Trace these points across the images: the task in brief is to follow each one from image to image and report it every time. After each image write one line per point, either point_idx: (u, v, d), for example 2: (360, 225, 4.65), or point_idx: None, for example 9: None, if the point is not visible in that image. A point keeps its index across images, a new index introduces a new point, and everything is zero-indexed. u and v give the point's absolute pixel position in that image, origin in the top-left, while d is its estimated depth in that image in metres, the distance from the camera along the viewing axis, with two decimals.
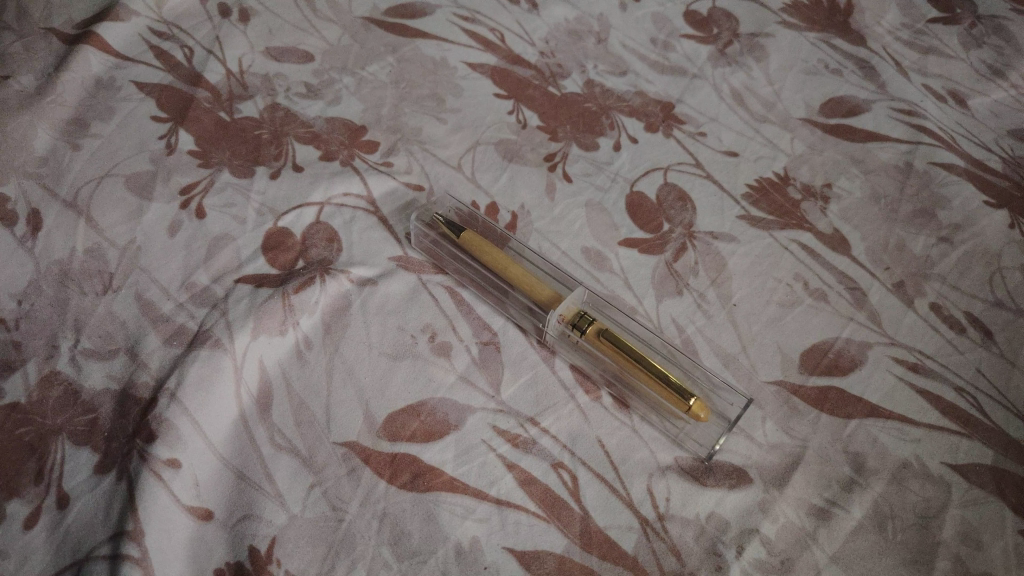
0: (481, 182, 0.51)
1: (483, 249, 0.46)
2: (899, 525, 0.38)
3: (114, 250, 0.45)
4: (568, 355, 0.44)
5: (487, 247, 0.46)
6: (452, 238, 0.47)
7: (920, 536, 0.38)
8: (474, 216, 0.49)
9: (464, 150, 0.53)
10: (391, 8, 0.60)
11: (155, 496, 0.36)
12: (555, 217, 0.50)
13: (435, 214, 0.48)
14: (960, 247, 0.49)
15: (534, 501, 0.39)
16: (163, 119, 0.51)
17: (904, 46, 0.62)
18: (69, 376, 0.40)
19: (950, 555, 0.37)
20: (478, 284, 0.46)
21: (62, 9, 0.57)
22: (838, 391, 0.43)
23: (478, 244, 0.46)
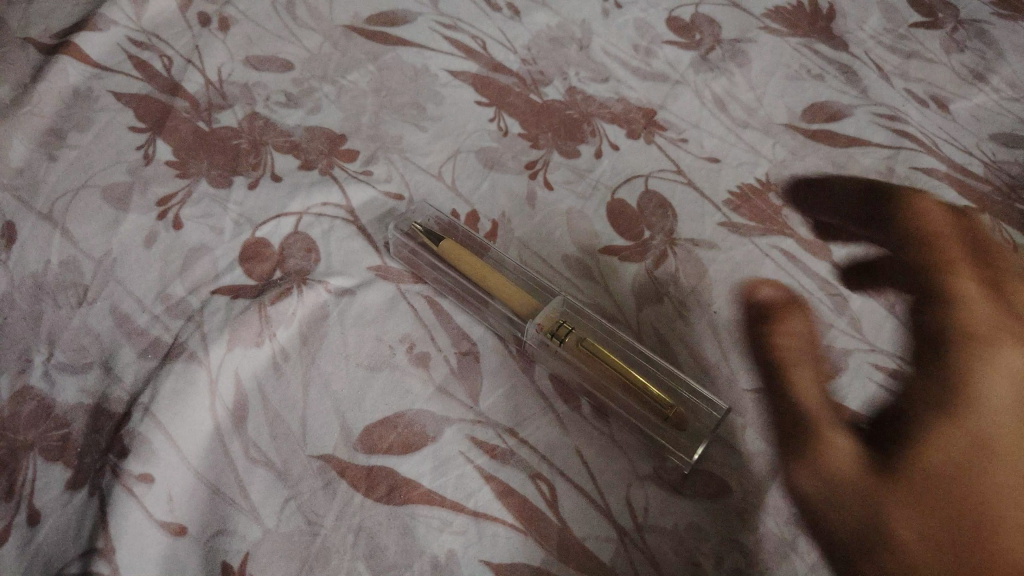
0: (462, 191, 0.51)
1: (462, 257, 0.45)
2: (835, 501, 0.39)
3: (89, 262, 0.44)
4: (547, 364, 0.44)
5: (466, 255, 0.45)
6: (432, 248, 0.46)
7: (864, 510, 0.39)
8: (455, 226, 0.49)
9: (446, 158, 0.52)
10: (371, 17, 0.59)
11: (127, 512, 0.36)
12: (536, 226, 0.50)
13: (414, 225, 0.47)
14: (945, 247, 0.49)
15: (512, 513, 0.38)
16: (140, 129, 0.51)
17: (887, 51, 0.62)
18: (42, 391, 0.40)
19: (892, 530, 0.38)
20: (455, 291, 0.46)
21: (41, 18, 0.56)
22: (766, 363, 0.44)
23: (458, 253, 0.45)
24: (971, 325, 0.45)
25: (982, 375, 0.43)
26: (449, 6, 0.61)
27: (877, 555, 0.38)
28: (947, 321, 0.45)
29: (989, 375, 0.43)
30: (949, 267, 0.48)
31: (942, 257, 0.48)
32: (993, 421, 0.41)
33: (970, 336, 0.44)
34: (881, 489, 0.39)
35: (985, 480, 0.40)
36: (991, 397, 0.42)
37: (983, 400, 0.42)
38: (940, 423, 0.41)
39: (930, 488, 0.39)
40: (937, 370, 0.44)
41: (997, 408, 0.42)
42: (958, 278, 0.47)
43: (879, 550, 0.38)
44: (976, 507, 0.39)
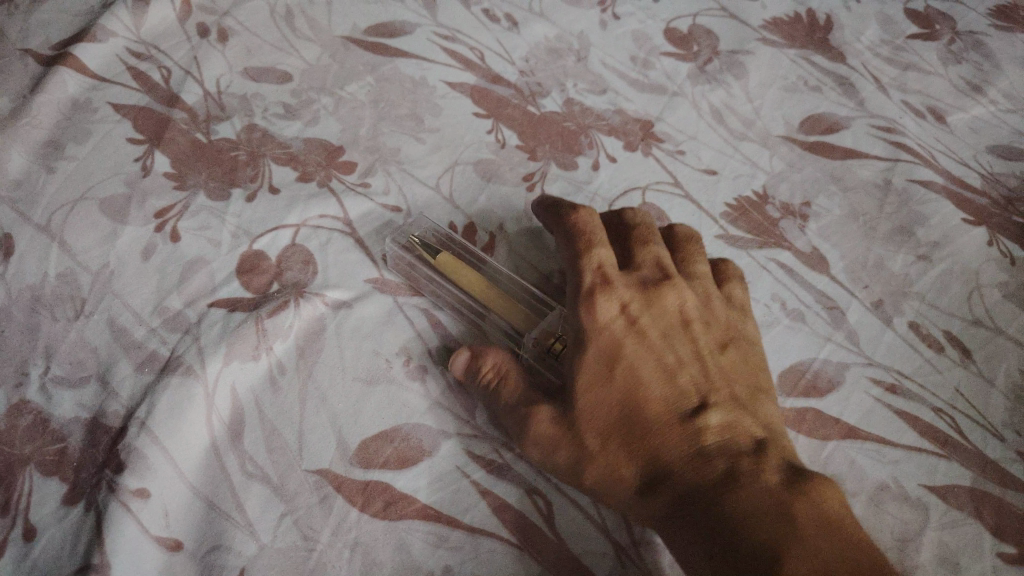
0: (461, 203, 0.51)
1: (459, 272, 0.45)
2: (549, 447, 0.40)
3: (87, 275, 0.44)
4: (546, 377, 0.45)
5: (463, 269, 0.45)
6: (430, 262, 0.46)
7: (611, 412, 0.41)
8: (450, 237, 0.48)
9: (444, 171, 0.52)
10: (370, 28, 0.59)
11: (123, 528, 0.36)
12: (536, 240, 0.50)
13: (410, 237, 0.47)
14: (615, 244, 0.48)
15: (508, 528, 0.40)
16: (139, 141, 0.50)
17: (884, 62, 0.62)
18: (39, 405, 0.40)
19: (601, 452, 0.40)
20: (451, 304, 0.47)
21: (38, 30, 0.55)
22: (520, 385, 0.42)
23: (455, 267, 0.45)
24: (597, 264, 0.45)
25: (600, 307, 0.43)
26: (447, 18, 0.61)
27: (627, 438, 0.40)
28: (589, 268, 0.44)
29: (609, 311, 0.43)
30: (592, 235, 0.46)
31: (588, 220, 0.46)
32: (606, 335, 0.43)
33: (605, 280, 0.44)
34: (588, 416, 0.40)
35: (649, 389, 0.42)
36: (629, 327, 0.43)
37: (653, 330, 0.44)
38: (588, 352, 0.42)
39: (666, 393, 0.42)
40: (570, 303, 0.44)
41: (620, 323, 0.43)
42: (600, 243, 0.46)
43: (637, 437, 0.40)
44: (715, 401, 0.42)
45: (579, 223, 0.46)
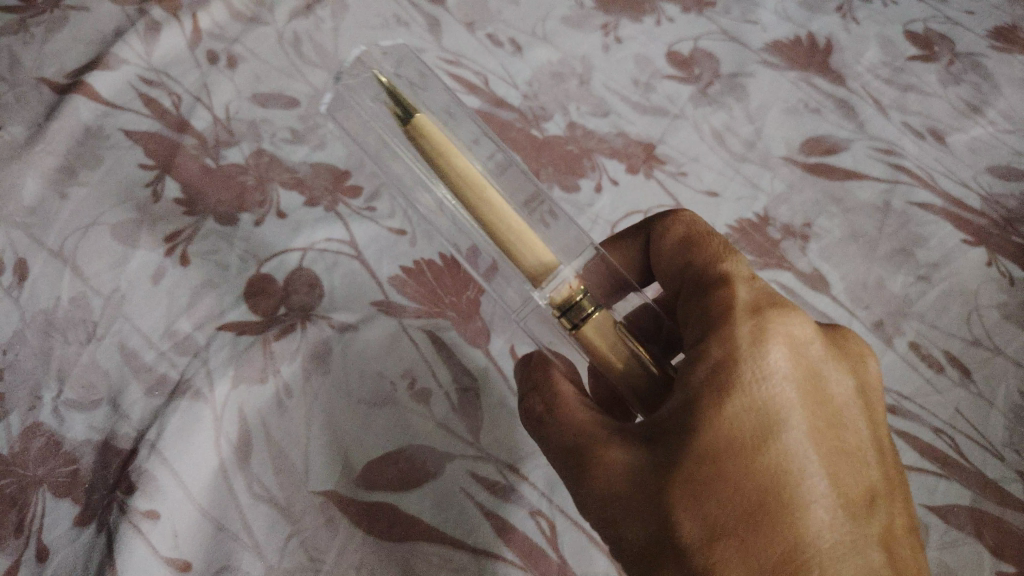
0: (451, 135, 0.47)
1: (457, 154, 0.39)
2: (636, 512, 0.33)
3: (98, 299, 0.45)
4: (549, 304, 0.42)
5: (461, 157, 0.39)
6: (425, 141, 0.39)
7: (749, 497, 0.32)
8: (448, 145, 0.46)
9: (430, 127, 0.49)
10: (376, 53, 0.60)
11: (133, 549, 0.37)
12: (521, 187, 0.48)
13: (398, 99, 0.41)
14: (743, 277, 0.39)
15: (512, 550, 0.41)
16: (150, 166, 0.51)
17: (883, 84, 0.63)
18: (51, 428, 0.41)
19: (710, 547, 0.31)
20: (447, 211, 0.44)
21: (53, 57, 0.56)
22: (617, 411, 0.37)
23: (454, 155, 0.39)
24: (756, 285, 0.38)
25: (752, 361, 0.34)
26: (452, 42, 0.61)
27: (762, 544, 0.31)
28: (746, 289, 0.37)
29: (783, 358, 0.34)
30: (734, 257, 0.40)
31: (720, 247, 0.41)
32: (764, 392, 0.33)
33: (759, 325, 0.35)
34: (715, 495, 0.31)
35: (806, 474, 0.32)
36: (800, 381, 0.34)
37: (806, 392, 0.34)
38: (743, 398, 0.33)
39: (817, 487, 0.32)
40: (702, 315, 0.37)
41: (793, 375, 0.34)
42: (741, 266, 0.39)
43: (781, 541, 0.31)
44: (862, 496, 0.34)
45: (710, 251, 0.41)
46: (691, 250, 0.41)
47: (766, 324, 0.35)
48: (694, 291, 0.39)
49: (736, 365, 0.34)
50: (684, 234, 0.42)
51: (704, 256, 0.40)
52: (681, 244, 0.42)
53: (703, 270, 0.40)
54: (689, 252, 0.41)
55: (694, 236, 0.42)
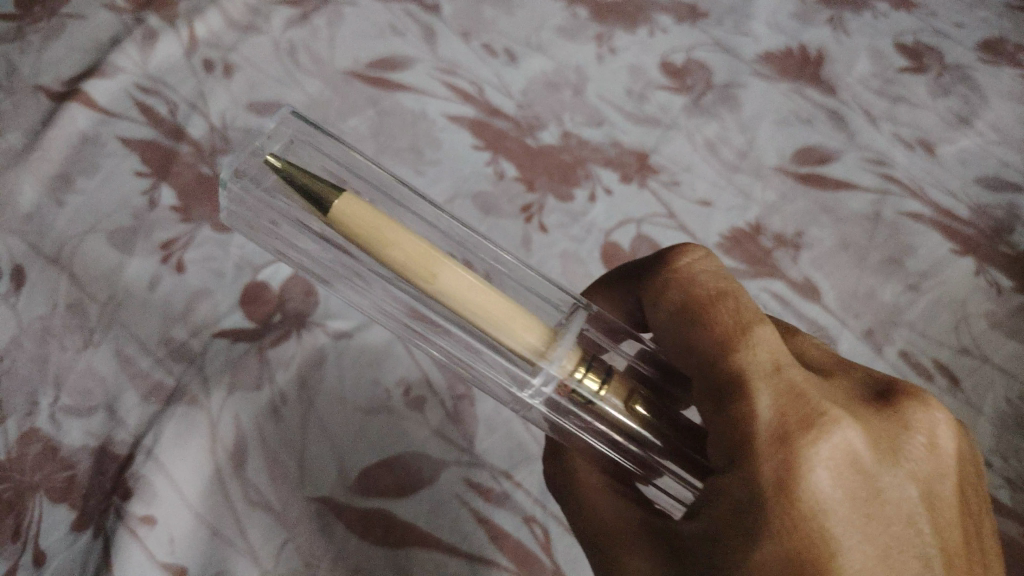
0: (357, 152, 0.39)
1: (388, 228, 0.31)
2: None
3: (95, 305, 0.45)
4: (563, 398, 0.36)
5: (395, 234, 0.31)
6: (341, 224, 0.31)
7: None
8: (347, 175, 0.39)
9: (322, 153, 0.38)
10: (371, 61, 0.60)
11: (130, 554, 0.39)
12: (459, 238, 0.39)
13: (296, 180, 0.31)
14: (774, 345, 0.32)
15: (505, 555, 0.41)
16: (146, 174, 0.51)
17: (873, 95, 0.63)
18: (48, 433, 0.41)
19: None
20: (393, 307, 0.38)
21: (51, 65, 0.56)
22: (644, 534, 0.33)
23: (384, 226, 0.31)
24: (780, 382, 0.31)
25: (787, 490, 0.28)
26: (447, 50, 0.62)
27: None
28: (767, 391, 0.30)
29: (830, 481, 0.29)
30: (749, 334, 0.32)
31: (733, 319, 0.33)
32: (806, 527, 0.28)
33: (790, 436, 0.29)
34: None
35: None
36: (851, 515, 0.29)
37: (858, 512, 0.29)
38: (779, 552, 0.28)
39: None
40: (722, 430, 0.31)
41: (844, 507, 0.29)
42: (761, 349, 0.32)
43: None
44: None
45: (720, 325, 0.33)
46: (693, 325, 0.33)
47: (795, 455, 0.29)
48: (705, 385, 0.32)
49: (768, 512, 0.28)
50: (680, 301, 0.34)
51: (712, 335, 0.32)
52: (677, 313, 0.34)
53: (714, 356, 0.32)
54: (692, 326, 0.33)
55: (692, 304, 0.34)
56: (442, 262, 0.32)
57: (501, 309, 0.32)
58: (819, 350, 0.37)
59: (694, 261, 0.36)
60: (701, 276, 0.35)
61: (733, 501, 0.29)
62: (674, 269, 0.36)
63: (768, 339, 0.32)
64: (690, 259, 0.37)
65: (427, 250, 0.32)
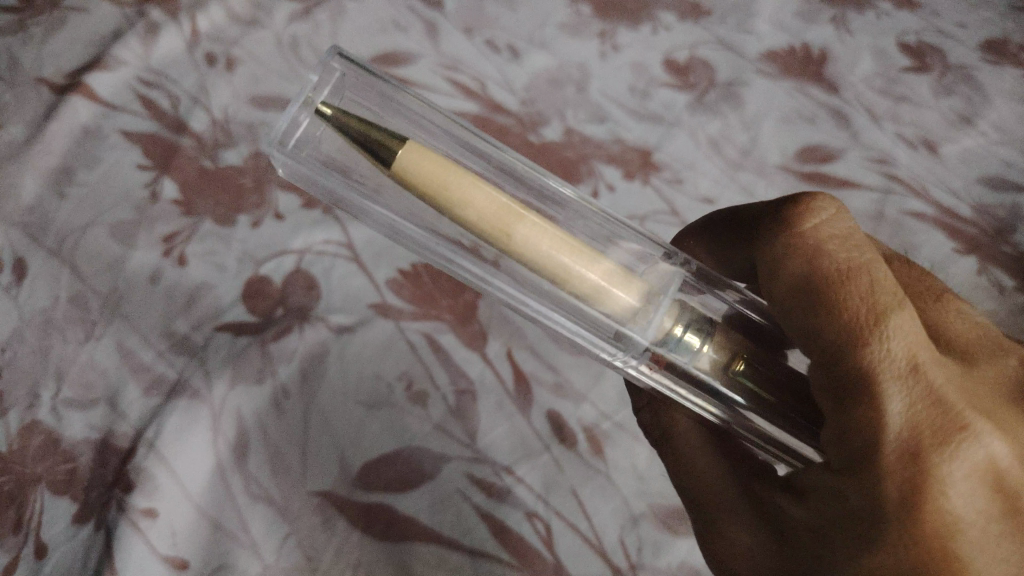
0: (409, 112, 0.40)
1: (452, 177, 0.32)
2: None
3: (97, 298, 0.45)
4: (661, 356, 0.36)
5: (468, 192, 0.32)
6: (406, 173, 0.32)
7: None
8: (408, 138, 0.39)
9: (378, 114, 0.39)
10: (375, 57, 0.60)
11: (131, 546, 0.39)
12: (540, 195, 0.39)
13: (364, 140, 0.32)
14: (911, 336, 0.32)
15: (506, 550, 0.42)
16: (147, 167, 0.51)
17: (876, 94, 0.63)
18: (49, 425, 0.42)
19: None
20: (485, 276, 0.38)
21: (52, 57, 0.55)
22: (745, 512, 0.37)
23: (450, 175, 0.32)
24: (914, 384, 0.31)
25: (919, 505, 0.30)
26: (451, 46, 0.61)
27: None
28: (901, 393, 0.31)
29: (961, 496, 0.30)
30: (884, 325, 0.31)
31: (866, 305, 0.32)
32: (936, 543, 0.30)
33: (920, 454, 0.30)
34: None
35: None
36: (981, 524, 0.30)
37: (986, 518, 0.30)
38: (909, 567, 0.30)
39: None
40: (851, 428, 0.31)
41: (975, 521, 0.30)
42: (897, 343, 0.31)
43: None
44: None
45: (850, 313, 0.32)
46: (815, 309, 0.33)
47: (927, 473, 0.30)
48: (824, 373, 0.32)
49: (887, 522, 0.30)
50: (806, 276, 0.33)
51: (840, 322, 0.32)
52: (800, 291, 0.33)
53: (843, 347, 0.32)
54: (816, 310, 0.32)
55: (818, 283, 0.33)
56: (515, 212, 0.32)
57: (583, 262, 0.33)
58: (958, 319, 0.37)
59: (819, 226, 0.34)
60: (830, 246, 0.34)
61: (852, 503, 0.31)
62: (801, 234, 0.34)
63: (904, 329, 0.32)
64: (826, 218, 0.35)
65: (506, 208, 0.32)
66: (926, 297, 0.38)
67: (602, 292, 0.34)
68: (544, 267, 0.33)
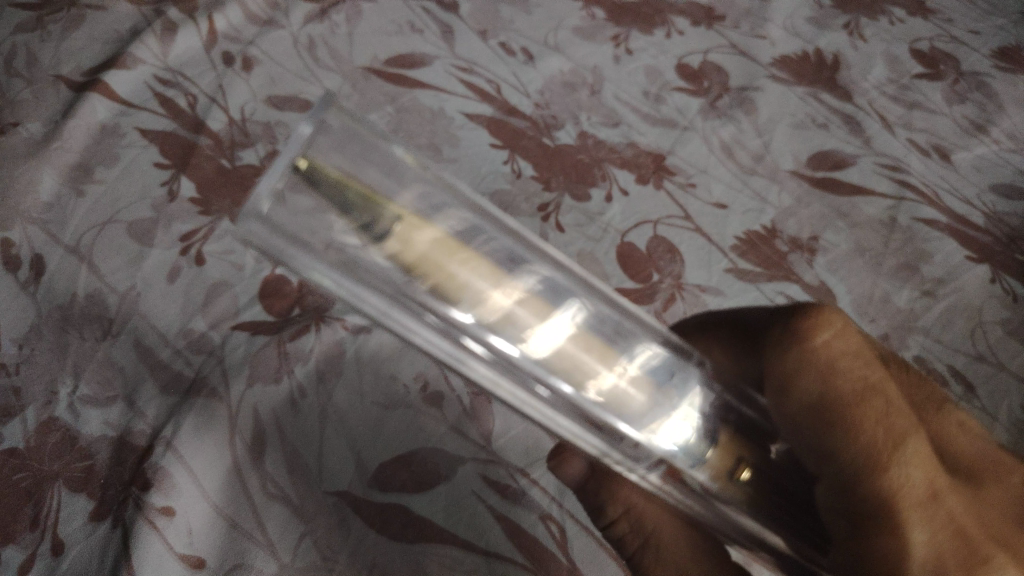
0: (361, 121, 0.30)
1: (444, 262, 0.28)
2: None
3: (115, 296, 0.46)
4: (658, 452, 0.34)
5: (457, 270, 0.28)
6: (391, 248, 0.28)
7: None
8: (376, 174, 0.28)
9: (350, 147, 0.28)
10: (390, 59, 0.60)
11: (149, 544, 0.39)
12: (542, 256, 0.32)
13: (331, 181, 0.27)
14: (918, 446, 0.33)
15: (522, 553, 0.42)
16: (165, 165, 0.51)
17: (889, 101, 0.64)
18: (68, 422, 0.42)
19: None
20: (487, 355, 0.31)
21: (71, 56, 0.56)
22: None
23: (439, 249, 0.28)
24: (931, 512, 0.32)
25: None
26: (465, 50, 0.62)
27: None
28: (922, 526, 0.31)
29: None
30: (901, 448, 0.33)
31: (881, 429, 0.33)
32: None
33: None
34: None
35: None
36: None
37: None
38: None
39: None
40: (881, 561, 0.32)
41: None
42: (914, 468, 0.32)
43: None
44: None
45: (869, 433, 0.33)
46: (830, 427, 0.34)
47: None
48: (842, 496, 0.34)
49: None
50: (818, 395, 0.35)
51: (860, 443, 0.33)
52: (815, 409, 0.35)
53: (862, 462, 0.33)
54: (837, 429, 0.34)
55: (832, 401, 0.34)
56: (493, 276, 0.29)
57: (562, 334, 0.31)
58: (964, 432, 0.36)
59: (833, 339, 0.35)
60: (843, 364, 0.35)
61: None
62: (813, 347, 0.35)
63: (918, 452, 0.33)
64: (832, 335, 0.36)
65: (495, 275, 0.29)
66: (930, 408, 0.36)
67: (587, 370, 0.31)
68: (519, 336, 0.30)
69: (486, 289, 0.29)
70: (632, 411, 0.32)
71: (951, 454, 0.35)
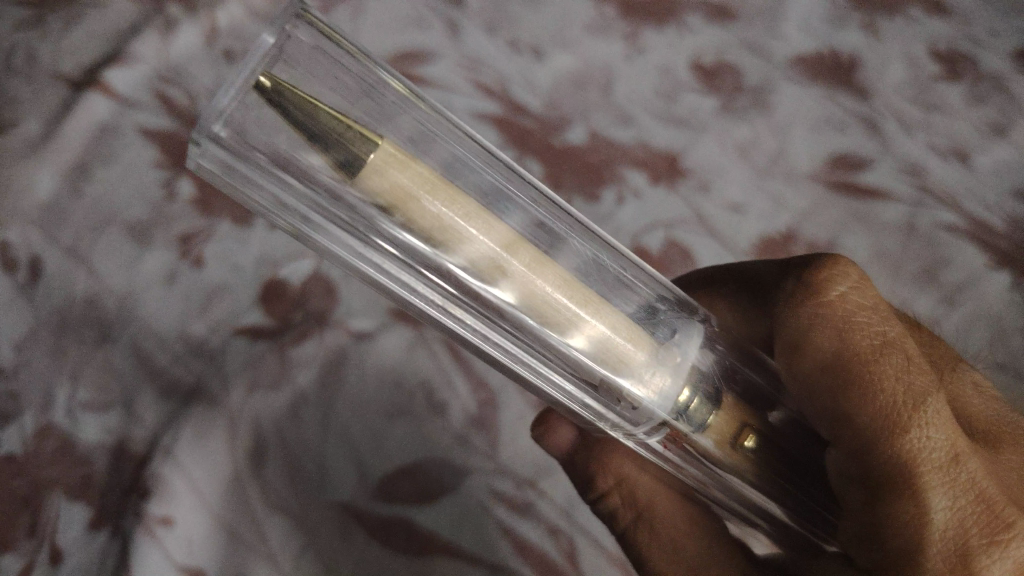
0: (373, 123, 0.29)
1: (424, 196, 0.25)
2: None
3: (112, 299, 0.44)
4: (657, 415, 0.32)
5: (434, 203, 0.26)
6: (370, 185, 0.25)
7: None
8: (400, 138, 0.29)
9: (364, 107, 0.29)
10: (393, 57, 0.59)
11: (148, 554, 0.40)
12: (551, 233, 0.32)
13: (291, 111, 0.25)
14: (935, 407, 0.33)
15: (529, 565, 0.42)
16: (164, 166, 0.49)
17: (908, 103, 0.60)
18: (64, 429, 0.42)
19: None
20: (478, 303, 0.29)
21: (66, 44, 0.51)
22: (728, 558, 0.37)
23: (422, 186, 0.25)
24: (951, 476, 0.31)
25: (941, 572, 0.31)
26: (471, 46, 0.60)
27: None
28: (943, 494, 0.31)
29: None
30: (920, 411, 0.32)
31: (901, 387, 0.33)
32: None
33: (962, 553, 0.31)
34: None
35: None
36: None
37: None
38: None
39: None
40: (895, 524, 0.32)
41: None
42: (935, 429, 0.32)
43: None
44: None
45: (886, 392, 0.33)
46: (847, 389, 0.33)
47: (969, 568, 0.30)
48: (853, 461, 0.33)
49: None
50: (834, 352, 0.34)
51: (876, 404, 0.33)
52: (827, 368, 0.34)
53: (879, 423, 0.32)
54: (852, 390, 0.33)
55: (848, 360, 0.34)
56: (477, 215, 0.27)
57: (548, 278, 0.28)
58: (977, 394, 0.39)
59: (848, 293, 0.35)
60: (858, 318, 0.35)
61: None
62: (830, 300, 0.35)
63: (938, 414, 0.32)
64: (848, 287, 0.36)
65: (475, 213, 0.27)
66: (945, 368, 0.39)
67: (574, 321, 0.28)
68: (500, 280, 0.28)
69: (463, 225, 0.26)
70: (624, 365, 0.29)
71: (967, 418, 0.38)
